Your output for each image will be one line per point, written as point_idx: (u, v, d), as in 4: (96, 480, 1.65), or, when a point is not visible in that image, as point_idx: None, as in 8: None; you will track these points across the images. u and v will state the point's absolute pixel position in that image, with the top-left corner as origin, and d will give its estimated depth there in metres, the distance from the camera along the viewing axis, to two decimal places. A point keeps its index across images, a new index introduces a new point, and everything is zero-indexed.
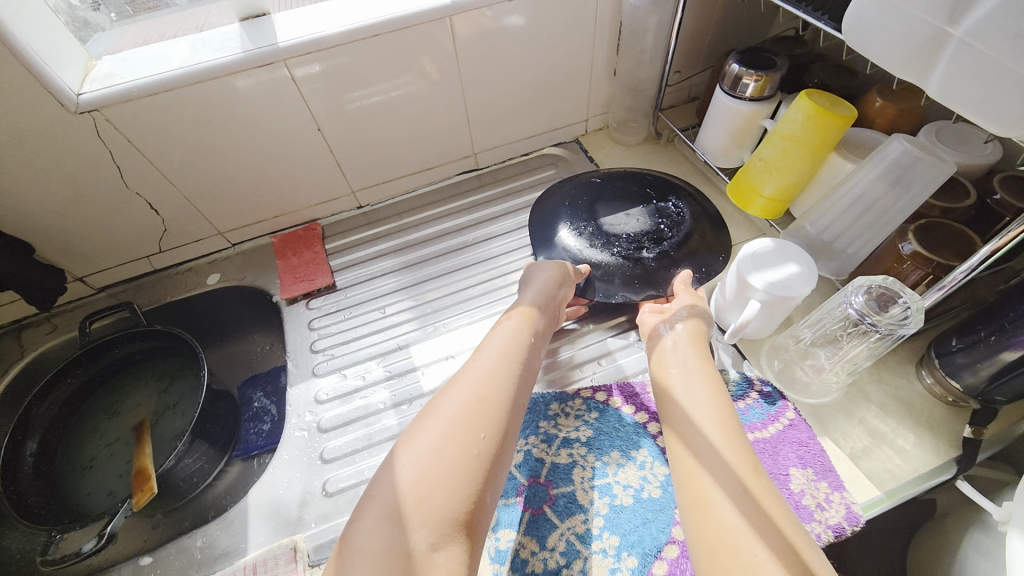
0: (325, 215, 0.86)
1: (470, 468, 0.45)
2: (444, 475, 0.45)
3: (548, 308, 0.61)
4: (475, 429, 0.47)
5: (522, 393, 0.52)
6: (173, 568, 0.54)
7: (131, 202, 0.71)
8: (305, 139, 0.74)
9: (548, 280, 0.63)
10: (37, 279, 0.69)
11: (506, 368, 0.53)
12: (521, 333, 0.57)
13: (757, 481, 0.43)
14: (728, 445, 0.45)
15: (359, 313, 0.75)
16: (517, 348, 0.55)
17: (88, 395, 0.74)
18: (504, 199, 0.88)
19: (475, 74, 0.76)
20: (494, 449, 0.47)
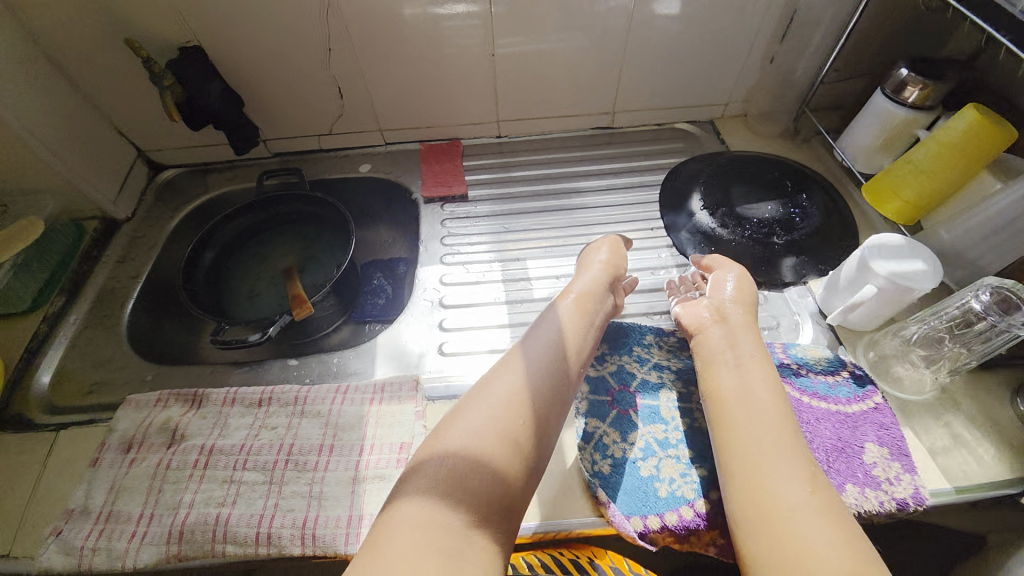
0: (469, 137, 0.95)
1: (524, 420, 0.50)
2: (498, 423, 0.49)
3: (603, 291, 0.64)
4: (526, 390, 0.52)
5: (570, 360, 0.56)
6: (313, 372, 0.66)
7: (325, 83, 0.81)
8: (475, 63, 0.82)
9: (602, 275, 0.66)
10: (245, 129, 0.81)
11: (551, 363, 0.55)
12: (575, 311, 0.61)
13: (810, 468, 0.46)
14: (783, 430, 0.49)
15: (484, 224, 0.84)
16: (569, 325, 0.59)
17: (248, 233, 0.87)
18: (632, 159, 0.94)
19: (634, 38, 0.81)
20: (546, 407, 0.52)
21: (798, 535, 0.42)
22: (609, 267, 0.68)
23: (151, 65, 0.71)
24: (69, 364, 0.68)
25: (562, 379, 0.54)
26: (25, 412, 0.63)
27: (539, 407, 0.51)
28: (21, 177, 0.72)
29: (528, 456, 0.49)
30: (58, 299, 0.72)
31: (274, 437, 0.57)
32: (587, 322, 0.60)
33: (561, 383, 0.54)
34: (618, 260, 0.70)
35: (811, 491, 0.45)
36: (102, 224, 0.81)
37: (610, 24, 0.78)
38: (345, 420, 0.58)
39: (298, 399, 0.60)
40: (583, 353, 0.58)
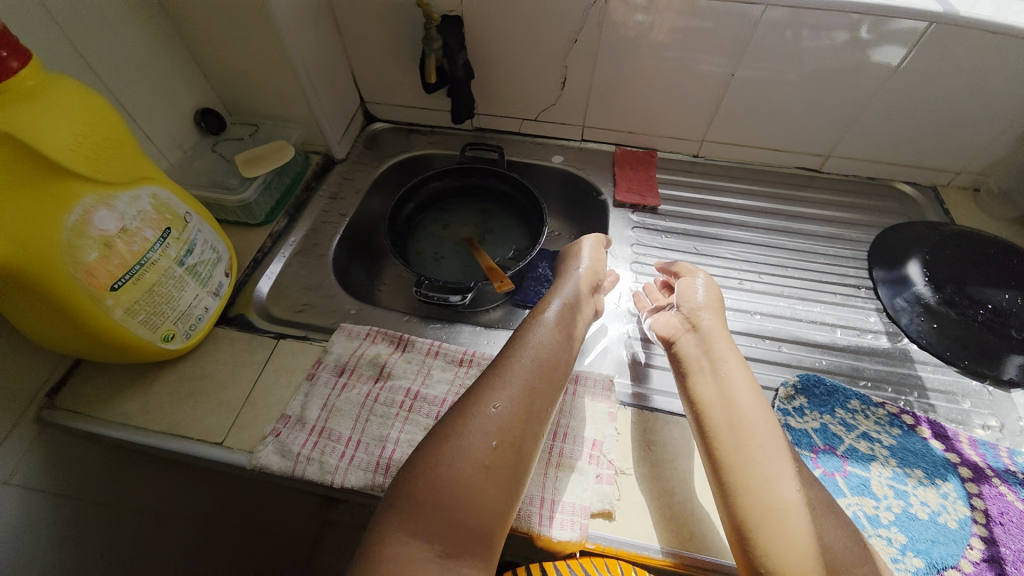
0: (666, 150, 0.92)
1: (516, 396, 0.50)
2: (475, 394, 0.51)
3: (586, 288, 0.65)
4: (503, 364, 0.53)
5: (553, 340, 0.56)
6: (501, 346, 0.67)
7: (554, 73, 0.82)
8: (708, 82, 0.79)
9: (582, 287, 0.64)
10: (467, 101, 0.83)
11: (534, 380, 0.52)
12: (562, 303, 0.61)
13: (779, 465, 0.47)
14: (759, 433, 0.49)
15: (675, 242, 0.82)
16: (552, 318, 0.59)
17: (441, 196, 0.90)
18: (836, 209, 0.87)
19: (867, 85, 0.75)
20: (497, 360, 0.54)
21: (802, 539, 0.43)
22: (596, 264, 0.68)
23: (430, 41, 0.73)
24: (284, 281, 0.73)
25: (528, 348, 0.55)
26: (246, 313, 0.67)
27: (522, 377, 0.52)
28: (278, 105, 0.79)
29: (526, 422, 0.49)
30: (282, 219, 0.78)
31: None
32: (568, 308, 0.61)
33: (520, 342, 0.55)
34: (599, 250, 0.71)
35: (790, 490, 0.46)
36: (323, 160, 0.87)
37: (824, 60, 0.73)
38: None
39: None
40: (572, 341, 0.58)
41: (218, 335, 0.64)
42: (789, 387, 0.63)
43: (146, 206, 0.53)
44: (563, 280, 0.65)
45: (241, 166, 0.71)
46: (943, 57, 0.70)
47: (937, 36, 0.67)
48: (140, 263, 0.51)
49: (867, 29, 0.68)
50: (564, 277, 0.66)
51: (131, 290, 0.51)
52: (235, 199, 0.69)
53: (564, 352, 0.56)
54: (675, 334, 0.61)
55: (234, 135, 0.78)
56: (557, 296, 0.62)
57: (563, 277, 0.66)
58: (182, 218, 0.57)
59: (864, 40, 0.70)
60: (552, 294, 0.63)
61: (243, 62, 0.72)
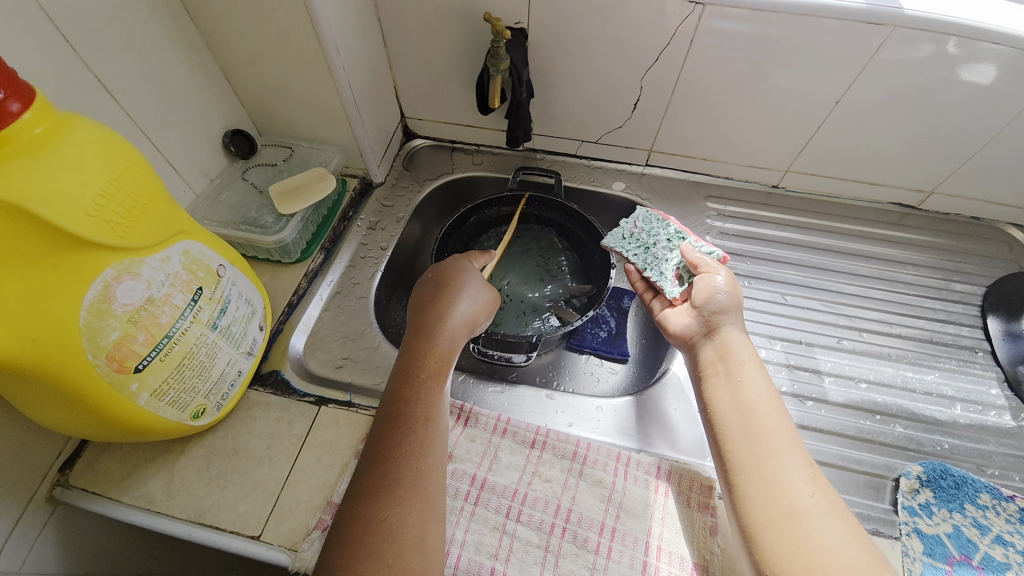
0: (742, 178, 0.82)
1: (399, 492, 0.43)
2: (373, 497, 0.43)
3: (458, 334, 0.54)
4: (385, 448, 0.45)
5: (433, 407, 0.48)
6: (572, 415, 0.58)
7: (627, 94, 0.72)
8: (802, 107, 0.69)
9: (454, 332, 0.54)
10: (526, 123, 0.74)
11: (411, 463, 0.45)
12: (434, 359, 0.51)
13: (798, 467, 0.44)
14: (774, 438, 0.46)
15: (761, 289, 0.72)
16: (423, 377, 0.49)
17: (490, 225, 0.81)
18: (938, 254, 0.76)
19: (979, 116, 0.65)
20: (388, 429, 0.46)
21: (834, 560, 0.40)
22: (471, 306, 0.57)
23: (497, 61, 0.63)
24: (321, 329, 0.65)
25: (405, 432, 0.46)
26: (280, 369, 0.59)
27: (407, 449, 0.45)
28: (316, 126, 0.70)
29: (422, 519, 0.43)
30: (319, 255, 0.69)
31: (549, 492, 0.50)
32: (438, 366, 0.51)
33: (409, 391, 0.48)
34: (478, 289, 0.58)
35: (806, 499, 0.43)
36: (361, 185, 0.78)
37: (892, 78, 0.63)
38: (630, 501, 0.49)
39: (576, 455, 0.52)
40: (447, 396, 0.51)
41: (251, 400, 0.56)
42: (912, 478, 0.54)
43: (176, 266, 0.44)
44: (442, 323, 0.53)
45: (276, 200, 0.63)
46: None
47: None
48: (168, 336, 0.44)
49: (956, 43, 0.58)
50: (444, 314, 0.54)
51: (159, 368, 0.43)
52: (272, 240, 0.61)
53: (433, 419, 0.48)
54: (716, 339, 0.54)
55: (265, 159, 0.70)
56: (439, 346, 0.52)
57: (436, 318, 0.54)
58: (215, 272, 0.49)
59: (953, 56, 0.60)
60: (430, 349, 0.51)
61: (278, 79, 0.64)
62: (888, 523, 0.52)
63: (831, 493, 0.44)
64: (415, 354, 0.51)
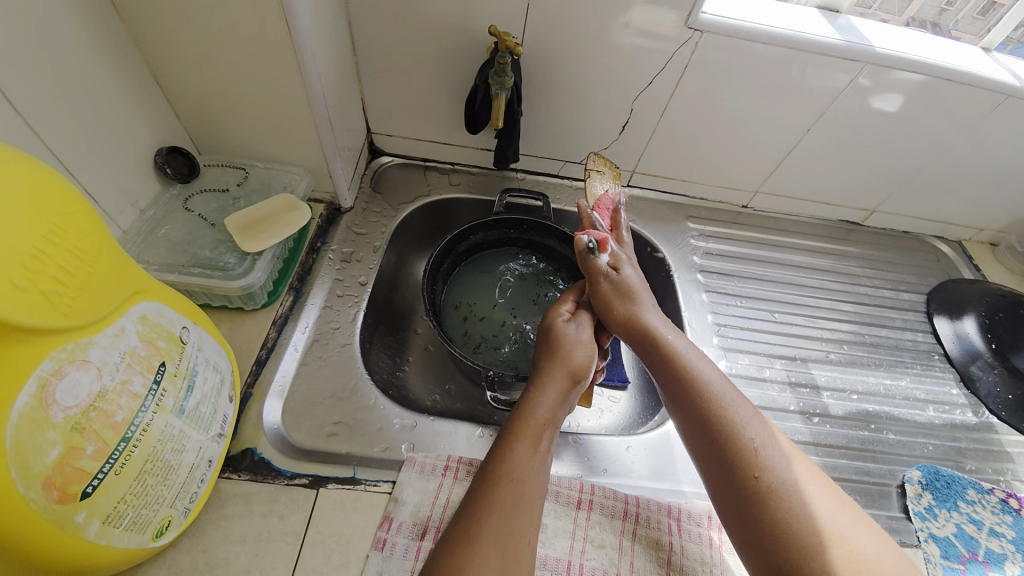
0: (717, 198, 0.84)
1: (484, 546, 0.38)
2: (442, 563, 0.37)
3: (562, 392, 0.49)
4: (481, 498, 0.41)
5: (520, 468, 0.43)
6: (609, 463, 0.54)
7: (617, 115, 0.70)
8: (776, 134, 0.72)
9: (564, 385, 0.49)
10: (517, 143, 0.69)
11: (503, 520, 0.40)
12: (532, 422, 0.46)
13: (795, 494, 0.40)
14: (769, 457, 0.42)
15: (751, 307, 0.74)
16: (516, 439, 0.44)
17: (477, 251, 0.74)
18: (884, 265, 0.84)
19: (918, 147, 0.73)
20: (484, 482, 0.42)
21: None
22: (585, 355, 0.52)
23: (502, 78, 0.57)
24: (302, 389, 0.54)
25: (503, 483, 0.42)
26: (256, 447, 0.48)
27: (485, 510, 0.40)
28: (275, 143, 0.59)
29: None
30: (288, 297, 0.58)
31: (605, 560, 0.45)
32: (543, 418, 0.46)
33: (506, 444, 0.44)
34: (579, 340, 0.53)
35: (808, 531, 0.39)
36: (327, 211, 0.67)
37: (854, 110, 0.68)
38: (691, 561, 0.46)
39: (627, 513, 0.48)
40: (546, 464, 0.45)
41: (224, 492, 0.44)
42: (915, 484, 0.58)
43: (133, 340, 0.33)
44: (543, 380, 0.50)
45: (238, 236, 0.51)
46: (935, 107, 0.68)
47: (927, 86, 0.65)
48: (126, 438, 0.32)
49: (868, 74, 0.64)
50: (545, 373, 0.50)
51: (112, 485, 0.32)
52: (238, 285, 0.49)
53: (530, 479, 0.43)
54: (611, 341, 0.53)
55: (211, 183, 0.57)
56: (538, 406, 0.47)
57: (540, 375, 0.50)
58: (178, 337, 0.38)
59: (865, 85, 0.65)
60: (527, 408, 0.47)
61: (232, 87, 0.52)
62: (907, 532, 0.55)
63: (835, 496, 0.41)
64: (524, 404, 0.47)
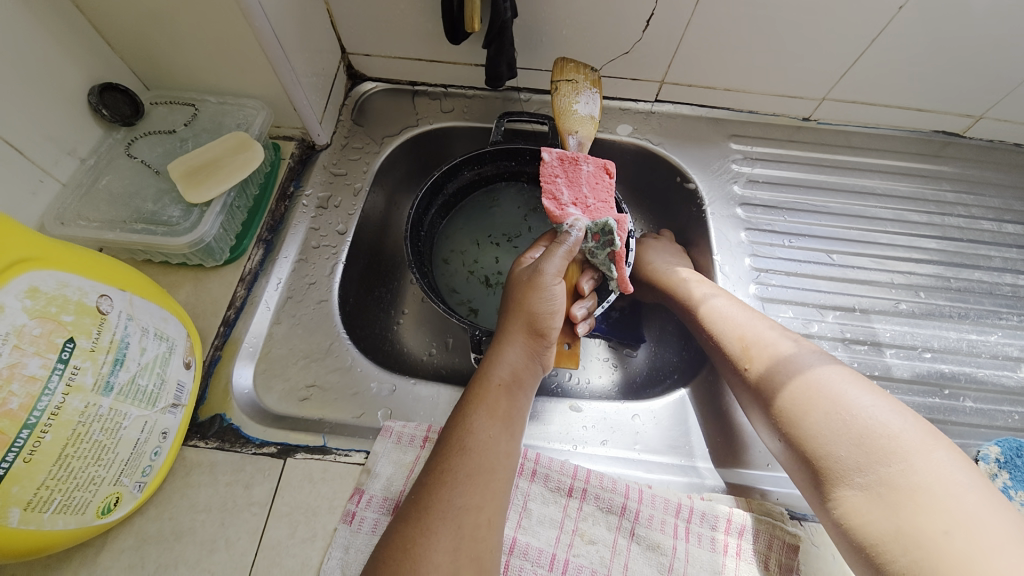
0: (769, 110, 0.68)
1: (447, 517, 0.34)
2: (406, 531, 0.34)
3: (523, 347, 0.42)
4: (440, 467, 0.37)
5: (474, 435, 0.38)
6: (611, 438, 0.48)
7: (639, 7, 0.55)
8: (855, 20, 0.54)
9: (523, 341, 0.43)
10: (510, 54, 0.57)
11: (463, 493, 0.35)
12: (491, 384, 0.41)
13: (846, 408, 0.38)
14: (821, 376, 0.41)
15: (802, 248, 0.61)
16: (472, 404, 0.39)
17: (472, 189, 0.65)
18: (985, 189, 0.67)
19: None
20: (442, 450, 0.38)
21: (936, 505, 0.33)
22: (550, 298, 0.44)
23: None
24: (273, 351, 0.50)
25: (461, 454, 0.37)
26: (223, 414, 0.45)
27: (441, 483, 0.36)
28: (221, 72, 0.50)
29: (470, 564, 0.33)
30: (257, 250, 0.53)
31: (595, 558, 0.40)
32: (503, 378, 0.41)
33: (466, 407, 0.40)
34: (551, 286, 0.44)
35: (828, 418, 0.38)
36: (300, 150, 0.60)
37: None
38: (694, 570, 0.40)
39: (626, 509, 0.42)
40: (513, 430, 0.40)
41: (189, 461, 0.42)
42: (991, 463, 0.48)
43: (18, 318, 0.29)
44: (501, 336, 0.43)
45: (181, 184, 0.46)
46: None
47: None
48: (29, 425, 0.29)
49: None
50: (503, 327, 0.44)
51: (23, 473, 0.29)
52: (184, 242, 0.45)
53: (491, 447, 0.38)
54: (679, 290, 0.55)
55: (157, 124, 0.51)
56: (496, 364, 0.42)
57: (501, 329, 0.44)
58: (94, 308, 0.34)
59: None
60: (486, 370, 0.42)
61: (151, 4, 0.44)
62: None
63: (900, 413, 0.37)
64: (486, 364, 0.42)
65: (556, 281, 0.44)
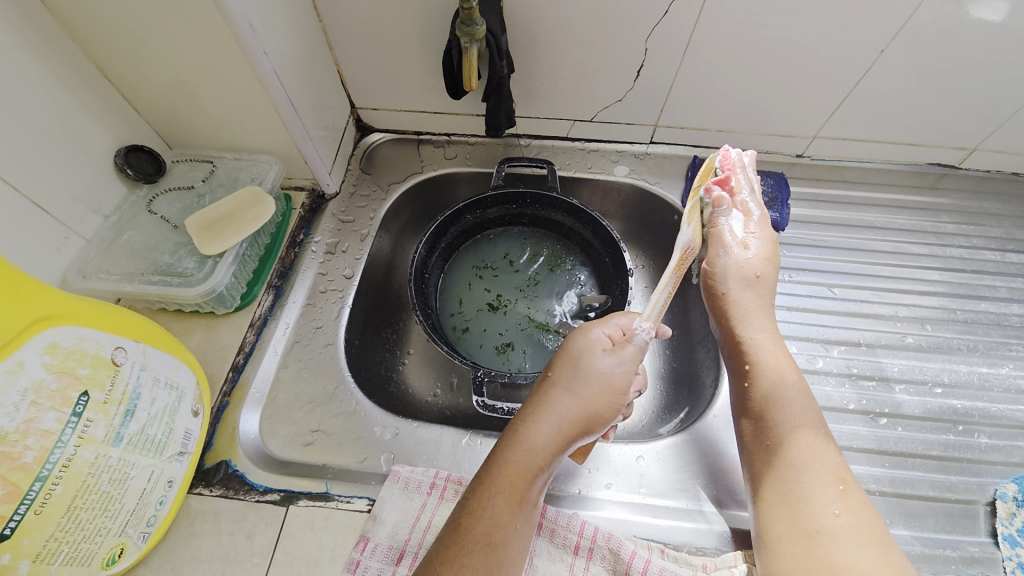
0: (762, 148, 0.69)
1: None
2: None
3: (567, 441, 0.40)
4: (458, 550, 0.37)
5: (501, 531, 0.38)
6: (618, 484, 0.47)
7: (629, 58, 0.58)
8: (838, 63, 0.57)
9: (569, 432, 0.40)
10: (508, 105, 0.60)
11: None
12: (525, 475, 0.39)
13: (789, 418, 0.43)
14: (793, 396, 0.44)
15: (803, 282, 0.61)
16: (502, 494, 0.38)
17: (475, 231, 0.67)
18: (986, 220, 0.67)
19: None
20: (466, 534, 0.38)
21: (824, 521, 0.39)
22: (612, 397, 0.41)
23: (472, 28, 0.49)
24: (279, 395, 0.51)
25: (483, 545, 0.37)
26: (229, 460, 0.46)
27: (458, 571, 0.36)
28: (238, 131, 0.54)
29: None
30: (267, 295, 0.55)
31: None
32: (540, 472, 0.39)
33: (496, 496, 0.38)
34: (624, 389, 0.41)
35: (794, 445, 0.42)
36: (310, 200, 0.63)
37: (952, 22, 0.51)
38: None
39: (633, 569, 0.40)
40: (532, 518, 0.40)
41: (193, 510, 0.43)
42: (1009, 502, 0.48)
43: (38, 374, 0.31)
44: (542, 416, 0.41)
45: (197, 238, 0.48)
46: None
47: None
48: (42, 477, 0.30)
49: None
50: (548, 404, 0.41)
51: (34, 525, 0.30)
52: (197, 292, 0.47)
53: (512, 542, 0.38)
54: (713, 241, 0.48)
55: (177, 180, 0.54)
56: (535, 454, 0.39)
57: (544, 408, 0.41)
58: (110, 361, 0.35)
59: None
60: (520, 454, 0.39)
61: (175, 74, 0.48)
62: (994, 564, 0.46)
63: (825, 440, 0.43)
64: (523, 444, 0.40)
65: (625, 388, 0.41)
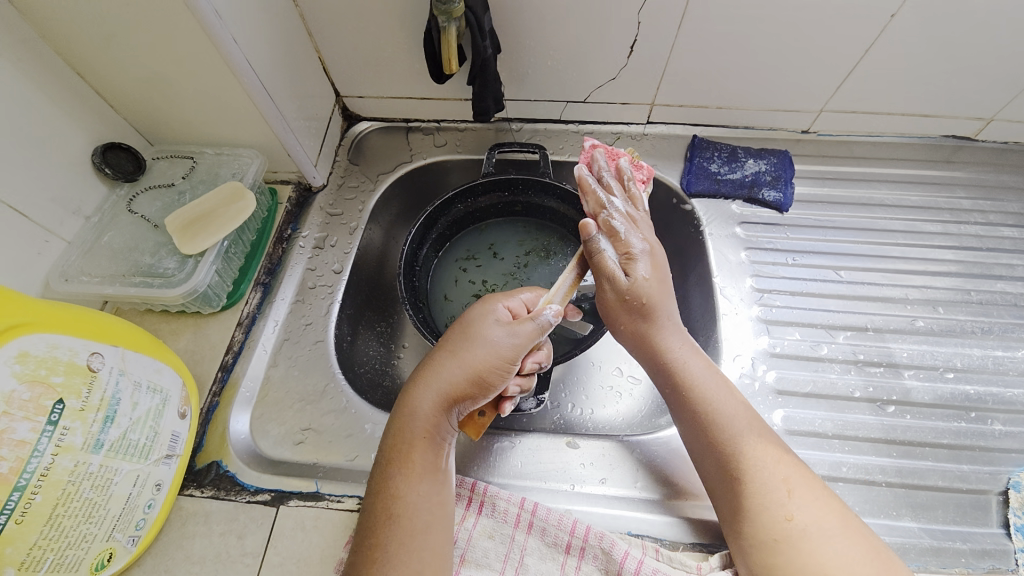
0: (765, 124, 0.66)
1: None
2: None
3: (447, 396, 0.40)
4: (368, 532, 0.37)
5: (399, 498, 0.37)
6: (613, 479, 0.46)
7: (621, 34, 0.55)
8: (845, 32, 0.53)
9: (450, 386, 0.40)
10: (495, 88, 0.57)
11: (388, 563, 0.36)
12: (413, 440, 0.39)
13: (729, 419, 0.41)
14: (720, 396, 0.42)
15: (808, 265, 0.59)
16: (394, 464, 0.39)
17: (467, 221, 0.66)
18: (1003, 194, 0.63)
19: None
20: (372, 516, 0.38)
21: (789, 523, 0.37)
22: (483, 346, 0.41)
23: (449, 6, 0.46)
24: (269, 394, 0.50)
25: (384, 518, 0.37)
26: (220, 461, 0.46)
27: (369, 559, 0.36)
28: (216, 125, 0.52)
29: None
30: (254, 293, 0.54)
31: None
32: (430, 434, 0.40)
33: (390, 467, 0.39)
34: (485, 333, 0.41)
35: (743, 449, 0.40)
36: (296, 193, 0.62)
37: None
38: None
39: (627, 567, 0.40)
40: (438, 478, 0.39)
41: (184, 511, 0.43)
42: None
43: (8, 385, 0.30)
44: (424, 381, 0.41)
45: (177, 237, 0.47)
46: None
47: None
48: (19, 488, 0.30)
49: None
50: (429, 368, 0.41)
51: (15, 535, 0.30)
52: (179, 293, 0.46)
53: (415, 506, 0.37)
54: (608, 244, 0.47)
55: (157, 178, 0.53)
56: (416, 415, 0.40)
57: (425, 372, 0.41)
58: (85, 368, 0.35)
59: None
60: (406, 420, 0.40)
61: (145, 68, 0.46)
62: (1005, 555, 0.44)
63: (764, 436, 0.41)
64: (409, 411, 0.40)
65: (509, 347, 0.40)
